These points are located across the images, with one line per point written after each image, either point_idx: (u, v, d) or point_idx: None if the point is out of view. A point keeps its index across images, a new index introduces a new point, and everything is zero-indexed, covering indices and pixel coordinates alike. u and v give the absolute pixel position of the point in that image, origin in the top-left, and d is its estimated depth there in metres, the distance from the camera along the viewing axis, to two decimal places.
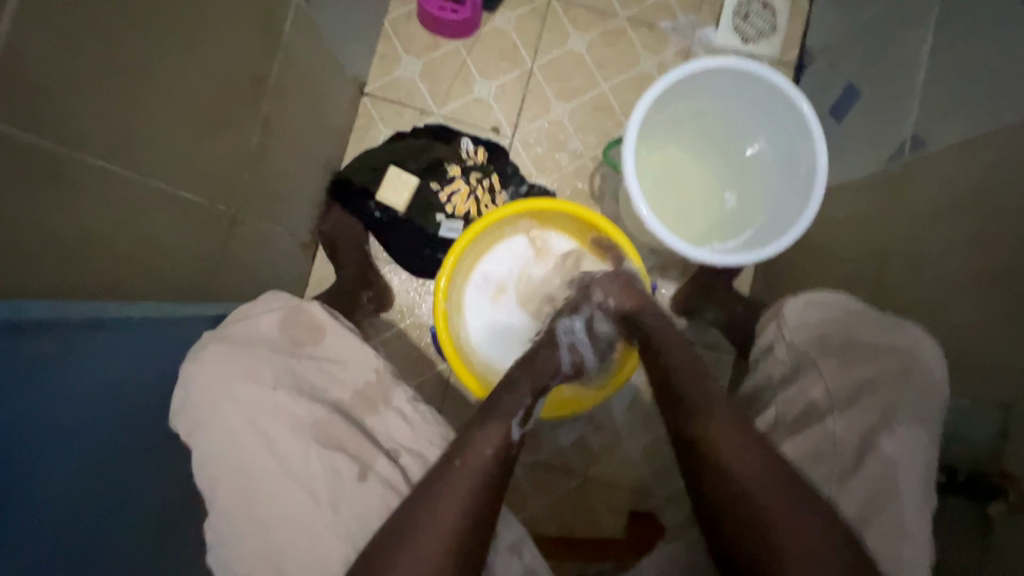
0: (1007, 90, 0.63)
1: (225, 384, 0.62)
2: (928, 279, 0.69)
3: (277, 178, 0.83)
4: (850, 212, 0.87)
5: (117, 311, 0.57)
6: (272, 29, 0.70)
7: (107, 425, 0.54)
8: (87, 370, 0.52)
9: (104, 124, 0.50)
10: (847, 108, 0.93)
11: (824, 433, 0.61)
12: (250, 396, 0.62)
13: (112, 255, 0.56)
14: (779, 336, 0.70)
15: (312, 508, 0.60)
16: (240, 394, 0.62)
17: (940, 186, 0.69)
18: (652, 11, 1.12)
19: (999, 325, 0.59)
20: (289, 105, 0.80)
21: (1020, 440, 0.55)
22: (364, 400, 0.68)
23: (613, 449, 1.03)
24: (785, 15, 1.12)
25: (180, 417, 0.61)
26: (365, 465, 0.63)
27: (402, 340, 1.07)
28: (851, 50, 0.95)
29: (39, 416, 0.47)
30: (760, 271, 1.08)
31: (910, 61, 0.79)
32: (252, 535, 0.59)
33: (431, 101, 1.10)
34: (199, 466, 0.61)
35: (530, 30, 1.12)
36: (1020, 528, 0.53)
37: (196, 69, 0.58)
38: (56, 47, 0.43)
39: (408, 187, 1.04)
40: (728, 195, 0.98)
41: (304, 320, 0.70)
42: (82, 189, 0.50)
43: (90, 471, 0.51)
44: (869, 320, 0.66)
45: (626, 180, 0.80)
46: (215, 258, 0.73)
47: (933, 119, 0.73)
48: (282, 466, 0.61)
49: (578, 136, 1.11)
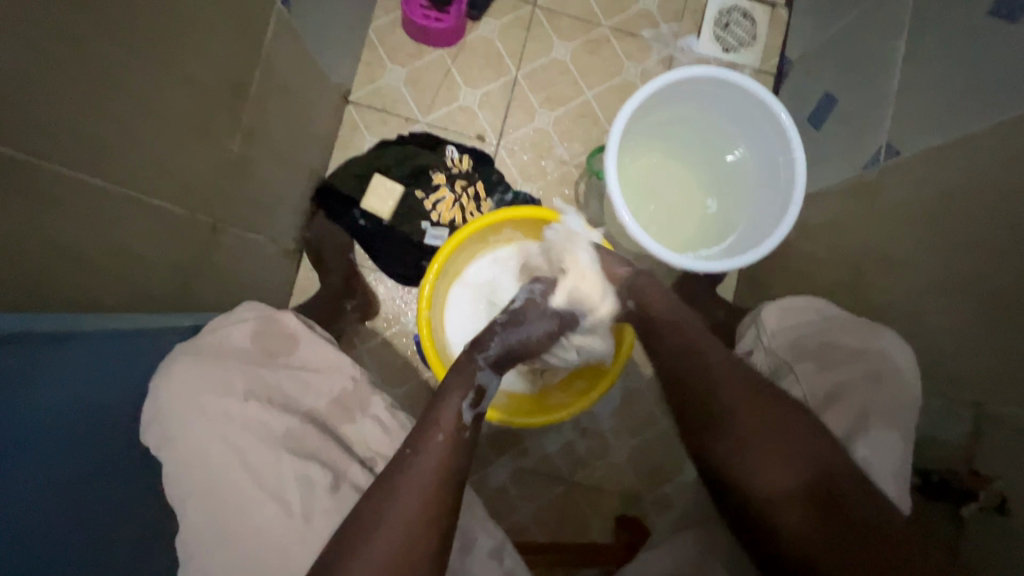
0: (976, 100, 0.64)
1: (195, 392, 0.60)
2: (903, 284, 0.70)
3: (259, 186, 0.83)
4: (827, 218, 0.89)
5: (90, 322, 0.56)
6: (253, 37, 0.69)
7: (80, 441, 0.52)
8: (60, 379, 0.51)
9: (79, 133, 0.49)
10: (824, 116, 0.95)
11: None
12: (220, 406, 0.61)
13: (86, 266, 0.55)
14: (758, 342, 0.71)
15: (285, 519, 0.58)
16: (208, 404, 0.60)
17: (914, 193, 0.70)
18: (635, 20, 1.14)
19: (968, 328, 0.60)
20: (270, 112, 0.80)
21: (991, 440, 0.56)
22: (340, 409, 0.70)
23: (600, 454, 1.03)
24: (764, 25, 1.14)
25: (149, 429, 0.59)
26: (340, 474, 0.64)
27: (388, 347, 1.07)
28: (828, 59, 0.97)
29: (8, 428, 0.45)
30: (742, 275, 1.09)
31: (883, 70, 0.81)
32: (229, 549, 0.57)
33: (415, 109, 1.11)
34: (166, 480, 0.59)
35: (514, 38, 1.13)
36: (991, 529, 0.54)
37: (174, 78, 0.58)
38: (26, 56, 0.43)
39: (392, 194, 1.04)
40: (711, 202, 0.99)
41: (278, 329, 0.71)
42: (52, 199, 0.49)
43: (61, 489, 0.50)
44: (843, 323, 0.68)
45: (609, 186, 0.80)
46: (194, 268, 0.73)
47: (906, 127, 0.74)
48: (254, 477, 0.59)
49: (562, 143, 1.11)
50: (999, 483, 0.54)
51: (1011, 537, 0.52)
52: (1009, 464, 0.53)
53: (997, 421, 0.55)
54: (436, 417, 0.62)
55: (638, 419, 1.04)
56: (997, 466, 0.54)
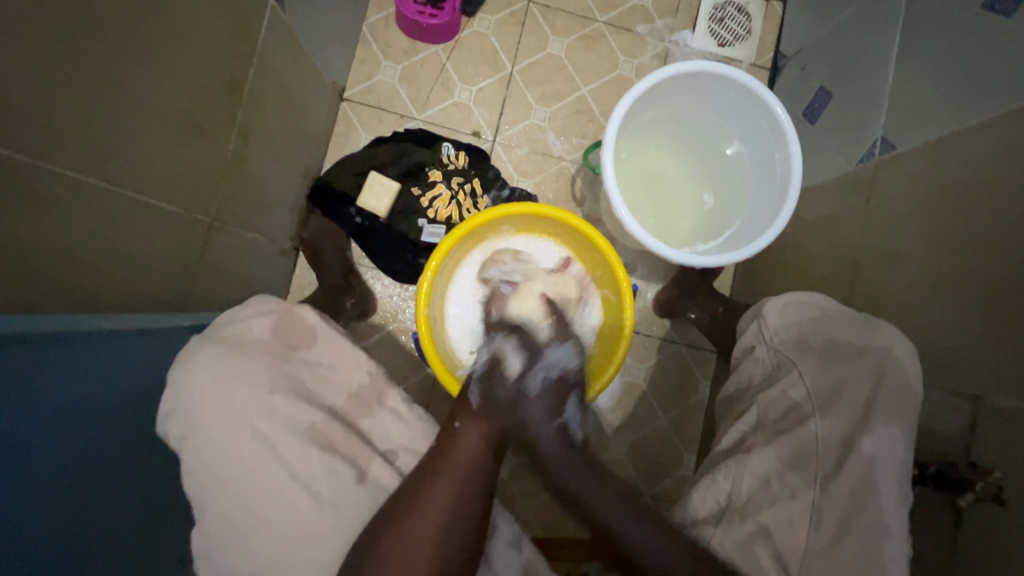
0: (970, 94, 0.65)
1: (223, 383, 0.61)
2: (899, 277, 0.71)
3: (254, 184, 0.82)
4: (823, 212, 0.89)
5: (95, 322, 0.55)
6: (248, 34, 0.69)
7: (84, 444, 0.52)
8: (64, 380, 0.51)
9: (74, 132, 0.49)
10: (819, 110, 0.95)
11: (807, 435, 0.62)
12: (249, 398, 0.61)
13: (83, 267, 0.55)
14: (760, 337, 0.73)
15: (316, 512, 0.59)
16: (239, 398, 0.60)
17: (910, 186, 0.71)
18: (630, 15, 1.14)
19: (963, 320, 0.61)
20: (266, 110, 0.79)
21: (989, 431, 0.56)
22: (359, 403, 0.69)
23: (599, 450, 1.03)
24: (759, 19, 1.14)
25: (173, 420, 0.60)
26: (364, 468, 0.64)
27: (386, 345, 1.07)
28: (822, 54, 0.97)
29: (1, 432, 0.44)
30: (738, 270, 1.10)
31: (879, 64, 0.81)
32: (245, 546, 0.57)
33: (411, 105, 1.10)
34: (192, 474, 0.59)
35: (509, 34, 1.12)
36: (990, 518, 0.55)
37: (170, 75, 0.57)
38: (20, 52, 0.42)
39: (389, 191, 1.03)
40: (707, 197, 0.99)
41: (296, 324, 0.70)
42: (47, 198, 0.48)
43: (63, 492, 0.49)
44: (843, 318, 0.68)
45: (606, 181, 0.80)
46: (192, 267, 0.72)
47: (902, 121, 0.75)
48: (285, 469, 0.59)
49: (559, 139, 1.11)
50: (997, 474, 0.54)
51: (1009, 527, 0.52)
52: (1008, 456, 0.53)
53: (995, 412, 0.56)
54: (458, 440, 0.67)
55: (638, 414, 1.04)
56: (995, 456, 0.55)
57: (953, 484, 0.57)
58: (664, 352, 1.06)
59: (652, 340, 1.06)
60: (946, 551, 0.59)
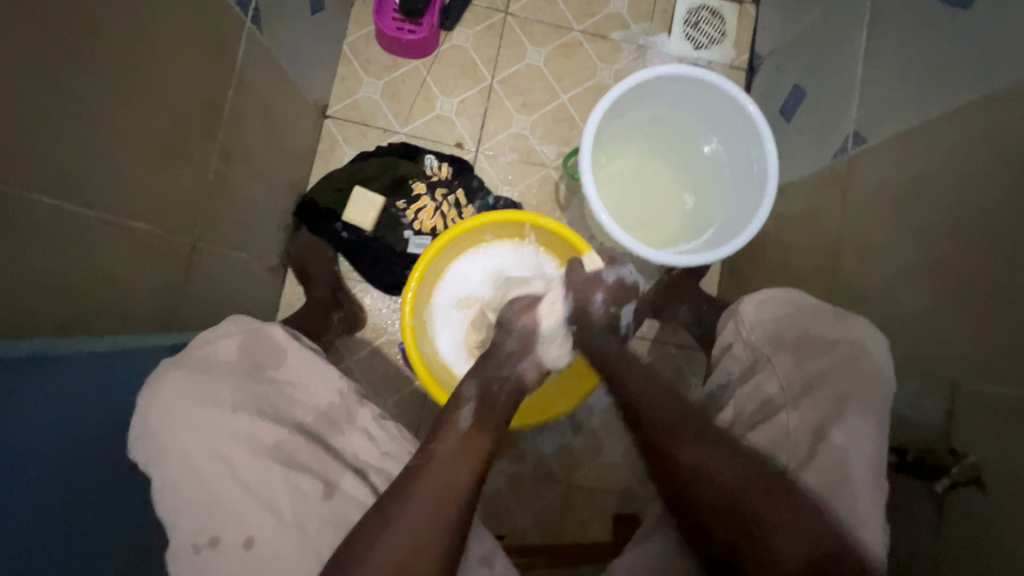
0: (935, 85, 0.66)
1: (181, 407, 0.61)
2: (877, 268, 0.71)
3: (238, 203, 0.84)
4: (801, 207, 0.90)
5: (71, 345, 0.56)
6: (225, 56, 0.70)
7: (66, 473, 0.52)
8: (40, 403, 0.51)
9: (53, 160, 0.50)
10: (794, 108, 0.97)
11: (779, 426, 0.64)
12: (207, 418, 0.61)
13: (64, 292, 0.55)
14: (737, 336, 0.74)
15: (276, 528, 0.59)
16: (199, 419, 0.61)
17: (882, 178, 0.72)
18: (606, 22, 1.16)
19: (937, 307, 0.62)
20: (247, 130, 0.81)
21: (967, 416, 0.57)
22: (328, 421, 0.70)
23: (594, 453, 1.03)
24: (733, 21, 1.16)
25: (139, 446, 0.60)
26: (330, 484, 0.64)
27: (376, 358, 1.07)
28: (795, 52, 0.99)
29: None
30: (724, 268, 1.10)
31: (848, 60, 0.83)
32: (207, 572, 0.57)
33: (393, 120, 1.12)
34: (159, 494, 0.60)
35: (487, 46, 1.14)
36: (972, 505, 0.55)
37: (148, 101, 0.59)
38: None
39: (373, 205, 1.04)
40: (688, 198, 1.00)
41: (264, 343, 0.71)
42: (28, 227, 0.49)
43: (50, 524, 0.50)
44: (817, 314, 0.70)
45: (585, 185, 0.81)
46: (176, 287, 0.73)
47: (872, 115, 0.76)
48: (244, 487, 0.60)
49: (541, 147, 1.13)
50: (971, 457, 0.55)
51: (986, 511, 0.53)
52: (982, 441, 0.54)
53: (971, 399, 0.56)
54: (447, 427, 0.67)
55: None
56: (971, 442, 0.56)
57: (930, 470, 0.59)
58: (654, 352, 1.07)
59: (641, 342, 1.07)
60: (931, 538, 0.59)
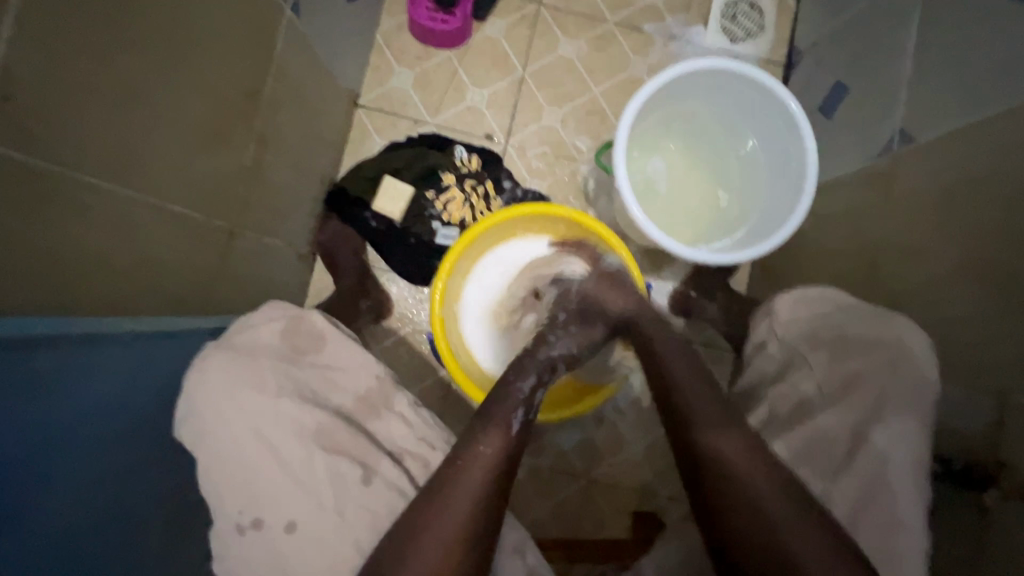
0: (990, 83, 0.63)
1: (227, 389, 0.62)
2: (922, 272, 0.69)
3: (273, 190, 0.84)
4: (840, 207, 0.88)
5: (117, 326, 0.58)
6: (263, 44, 0.71)
7: (110, 445, 0.54)
8: (87, 382, 0.53)
9: (99, 142, 0.51)
10: (835, 104, 0.94)
11: (821, 432, 0.62)
12: (253, 402, 0.63)
13: (106, 272, 0.56)
14: (771, 333, 0.73)
15: (318, 513, 0.60)
16: (243, 401, 0.62)
17: (930, 178, 0.69)
18: (640, 14, 1.13)
19: (984, 313, 0.60)
20: (283, 118, 0.81)
21: (1018, 428, 0.55)
22: (366, 404, 0.70)
23: (617, 450, 1.03)
24: (772, 14, 1.13)
25: (185, 425, 0.62)
26: (370, 469, 0.64)
27: (402, 347, 1.08)
28: (837, 47, 0.96)
29: (27, 428, 0.46)
30: (755, 267, 1.08)
31: (897, 54, 0.80)
32: (252, 552, 0.59)
33: (424, 111, 1.12)
34: (204, 475, 0.61)
35: (519, 38, 1.13)
36: (1019, 518, 0.53)
37: (190, 86, 0.60)
38: (39, 57, 0.43)
39: (404, 196, 1.05)
40: (723, 194, 0.97)
41: (305, 328, 0.72)
42: (74, 206, 0.50)
43: (89, 497, 0.51)
44: (857, 313, 0.68)
45: (618, 180, 0.80)
46: (213, 272, 0.74)
47: (920, 113, 0.73)
48: (287, 470, 0.61)
49: (571, 140, 1.12)
50: (1021, 475, 0.53)
51: None
52: None
53: (1021, 410, 0.54)
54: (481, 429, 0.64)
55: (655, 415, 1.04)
56: (1022, 454, 0.54)
57: (979, 480, 0.58)
58: None
59: None
60: (973, 549, 0.57)
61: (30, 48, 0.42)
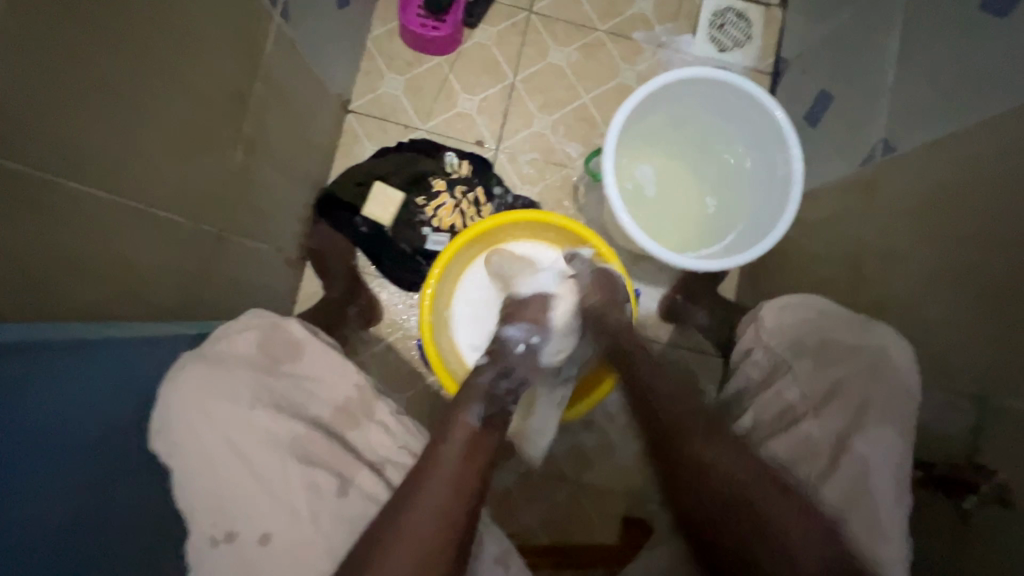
0: (968, 94, 0.65)
1: (200, 400, 0.61)
2: (904, 278, 0.70)
3: (261, 195, 0.84)
4: (824, 214, 0.89)
5: (101, 332, 0.57)
6: (252, 49, 0.71)
7: (90, 453, 0.54)
8: (64, 388, 0.52)
9: (84, 147, 0.51)
10: (820, 113, 0.96)
11: (806, 438, 0.63)
12: (227, 413, 0.62)
13: (90, 278, 0.56)
14: (757, 340, 0.72)
15: (291, 525, 0.60)
16: (217, 413, 0.62)
17: (910, 186, 0.71)
18: (630, 23, 1.15)
19: (964, 319, 0.61)
20: (271, 122, 0.81)
21: (997, 432, 0.55)
22: (345, 415, 0.70)
23: (606, 456, 1.03)
24: (759, 24, 1.15)
25: (158, 437, 0.60)
26: (346, 479, 0.65)
27: (391, 353, 1.08)
28: (822, 57, 0.98)
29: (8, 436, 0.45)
30: (743, 273, 1.09)
31: (880, 65, 0.81)
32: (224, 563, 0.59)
33: (414, 116, 1.12)
34: (176, 488, 0.60)
35: (510, 45, 1.14)
36: (999, 521, 0.54)
37: (177, 91, 0.60)
38: (25, 62, 0.43)
39: (393, 202, 1.06)
40: (709, 201, 0.99)
41: (281, 337, 0.71)
42: (57, 211, 0.50)
43: (67, 506, 0.50)
44: (840, 321, 0.69)
45: (606, 186, 0.81)
46: (199, 278, 0.74)
47: (902, 122, 0.75)
48: (262, 482, 0.61)
49: (561, 146, 1.12)
50: (1000, 475, 0.54)
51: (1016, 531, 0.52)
52: (1014, 457, 0.53)
53: (1000, 413, 0.55)
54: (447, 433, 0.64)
55: None
56: (1001, 458, 0.54)
57: (955, 485, 0.57)
58: (670, 357, 1.06)
59: (656, 346, 1.06)
60: (955, 552, 0.58)
61: (16, 54, 0.42)
